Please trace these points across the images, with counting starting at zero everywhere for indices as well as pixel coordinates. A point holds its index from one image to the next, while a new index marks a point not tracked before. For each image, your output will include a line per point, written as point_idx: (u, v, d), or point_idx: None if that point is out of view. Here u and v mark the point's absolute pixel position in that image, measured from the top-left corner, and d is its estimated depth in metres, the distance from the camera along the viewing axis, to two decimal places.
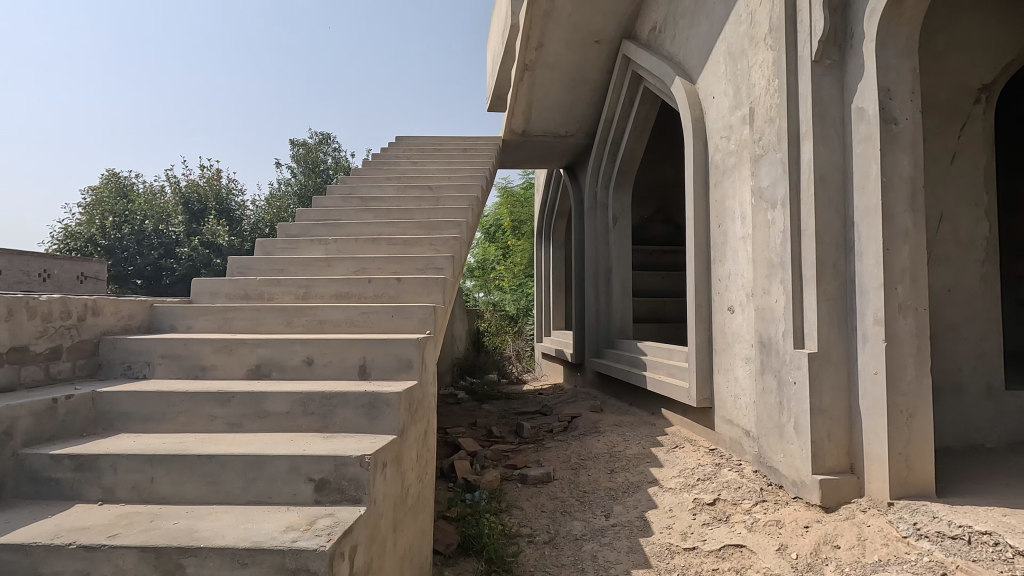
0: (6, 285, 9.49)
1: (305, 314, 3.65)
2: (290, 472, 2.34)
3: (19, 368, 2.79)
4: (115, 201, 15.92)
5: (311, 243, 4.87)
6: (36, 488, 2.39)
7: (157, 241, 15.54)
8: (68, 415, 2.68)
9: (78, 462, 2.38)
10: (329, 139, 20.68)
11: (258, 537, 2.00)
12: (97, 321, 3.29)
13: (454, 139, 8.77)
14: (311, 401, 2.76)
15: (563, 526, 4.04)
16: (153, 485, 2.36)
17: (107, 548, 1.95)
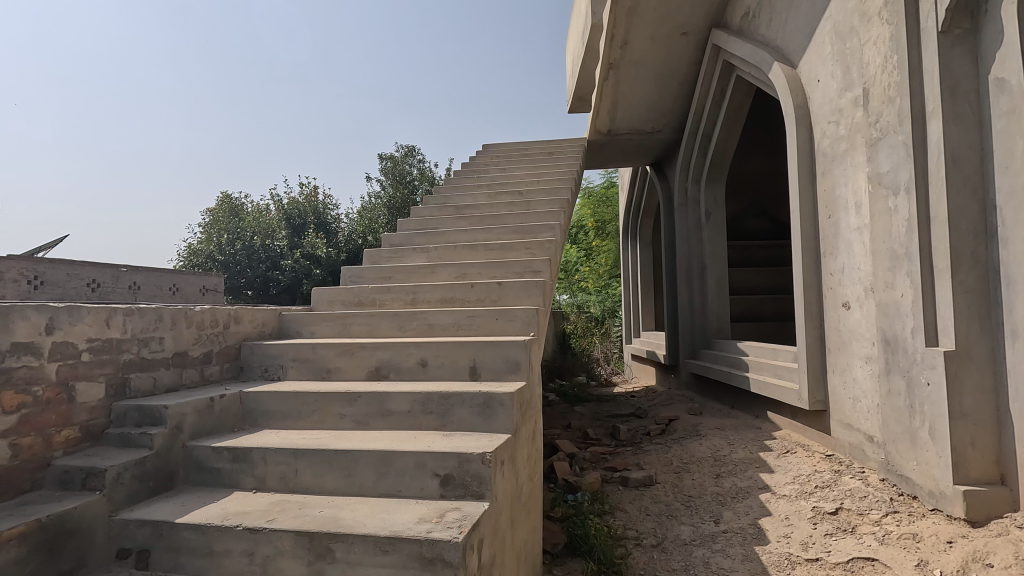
0: (144, 298, 10.78)
1: (415, 319, 3.86)
2: (417, 467, 2.49)
3: (182, 371, 3.18)
4: (229, 219, 17.59)
5: (413, 252, 5.13)
6: (202, 476, 2.72)
7: (265, 255, 16.92)
8: (222, 412, 3.01)
9: (235, 454, 2.67)
10: (414, 151, 21.53)
11: (396, 526, 2.15)
12: (239, 329, 3.68)
13: (538, 143, 8.86)
14: (430, 401, 2.92)
15: (670, 530, 3.96)
16: (297, 476, 2.60)
17: (268, 531, 2.17)
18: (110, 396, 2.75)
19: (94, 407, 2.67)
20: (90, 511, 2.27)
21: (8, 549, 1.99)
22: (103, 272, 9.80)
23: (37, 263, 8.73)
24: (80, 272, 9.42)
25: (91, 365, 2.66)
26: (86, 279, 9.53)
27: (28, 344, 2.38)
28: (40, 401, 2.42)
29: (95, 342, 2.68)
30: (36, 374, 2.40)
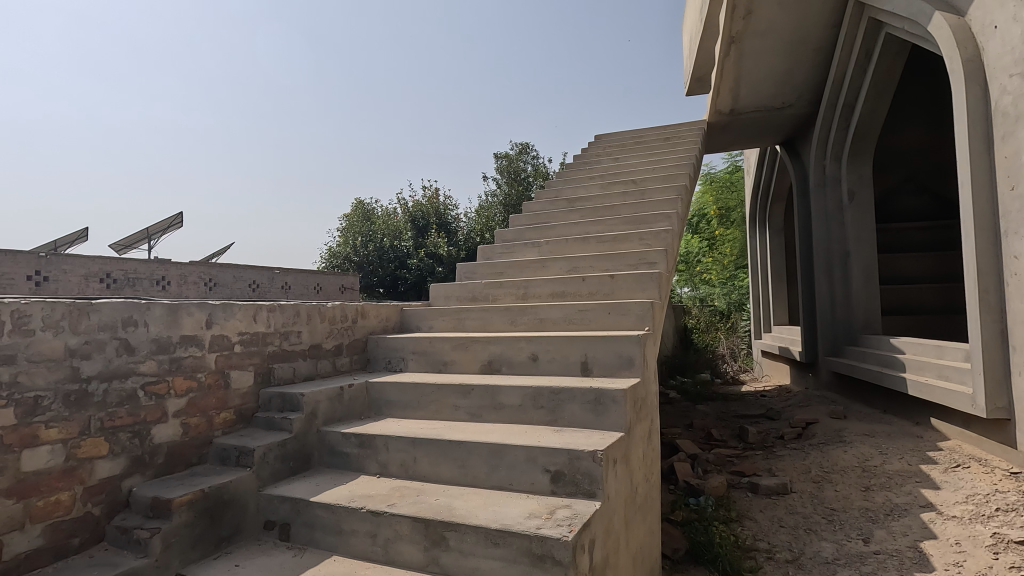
0: (295, 296, 12.05)
1: (527, 313, 3.86)
2: (528, 461, 2.48)
3: (317, 362, 3.48)
4: (361, 222, 18.93)
5: (525, 247, 5.16)
6: (334, 459, 2.95)
7: (394, 255, 17.95)
8: (351, 401, 3.25)
9: (361, 440, 2.86)
10: (529, 148, 21.83)
11: (507, 520, 2.15)
12: (365, 323, 3.94)
13: (653, 129, 8.48)
14: (540, 396, 2.90)
15: (809, 545, 3.57)
16: (416, 464, 2.72)
17: (388, 514, 2.29)
18: (258, 383, 3.09)
19: (246, 393, 3.01)
20: (242, 485, 2.57)
21: (179, 513, 2.30)
22: (261, 274, 11.17)
23: (211, 267, 10.12)
24: (243, 274, 10.82)
25: (242, 356, 3.00)
26: (248, 281, 10.91)
27: (193, 337, 2.74)
28: (203, 386, 2.78)
29: (245, 335, 3.02)
30: (199, 363, 2.76)
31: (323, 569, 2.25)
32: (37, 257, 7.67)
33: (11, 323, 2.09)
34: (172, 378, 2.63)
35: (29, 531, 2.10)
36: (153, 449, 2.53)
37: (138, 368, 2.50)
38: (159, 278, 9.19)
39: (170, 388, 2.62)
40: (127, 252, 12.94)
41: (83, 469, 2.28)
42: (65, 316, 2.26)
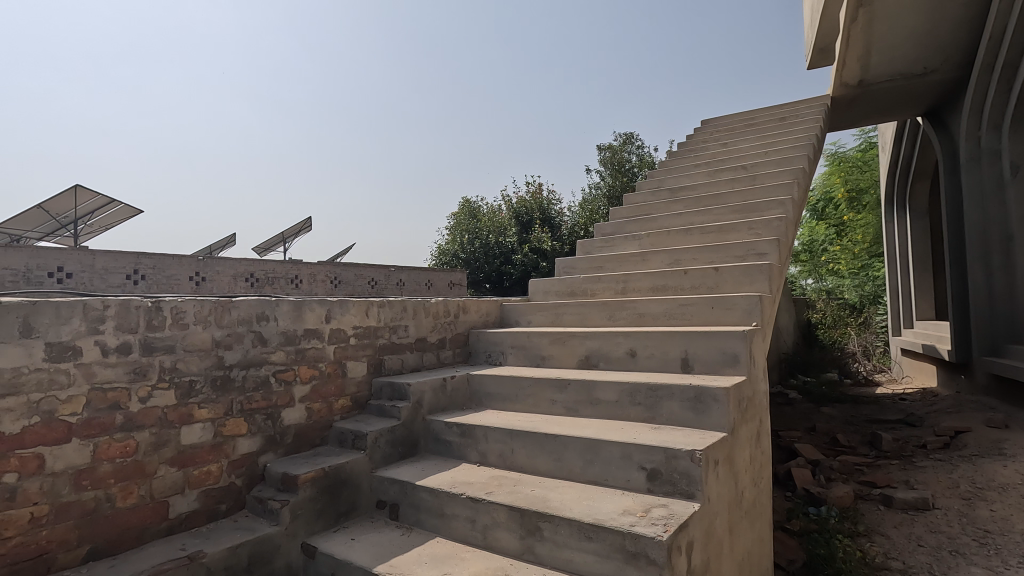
0: (408, 292, 12.81)
1: (625, 308, 3.79)
2: (623, 458, 2.45)
3: (422, 354, 3.70)
4: (468, 220, 19.29)
5: (625, 240, 5.06)
6: (438, 446, 3.12)
7: (499, 251, 18.33)
8: (453, 392, 3.41)
9: (462, 430, 3.00)
10: (633, 138, 21.27)
11: (600, 515, 2.15)
12: (467, 318, 4.11)
13: (767, 109, 7.89)
14: (638, 392, 2.84)
15: (954, 569, 3.16)
16: (513, 455, 2.79)
17: (486, 502, 2.38)
18: (371, 373, 3.35)
19: (360, 382, 3.28)
20: (357, 466, 2.81)
21: (304, 488, 2.57)
22: (378, 271, 12.01)
23: (335, 267, 11.05)
24: (363, 272, 11.69)
25: (356, 348, 3.27)
26: (367, 278, 11.78)
27: (315, 330, 3.04)
28: (323, 374, 3.07)
29: (359, 329, 3.29)
30: (320, 354, 3.05)
31: (427, 549, 2.39)
32: (195, 261, 8.81)
33: (171, 318, 2.46)
34: (297, 367, 2.94)
35: (187, 495, 2.47)
36: (282, 429, 2.85)
37: (270, 357, 2.82)
38: (293, 277, 10.29)
39: (296, 376, 2.93)
40: (266, 254, 14.47)
41: (227, 444, 2.62)
42: (212, 312, 2.60)
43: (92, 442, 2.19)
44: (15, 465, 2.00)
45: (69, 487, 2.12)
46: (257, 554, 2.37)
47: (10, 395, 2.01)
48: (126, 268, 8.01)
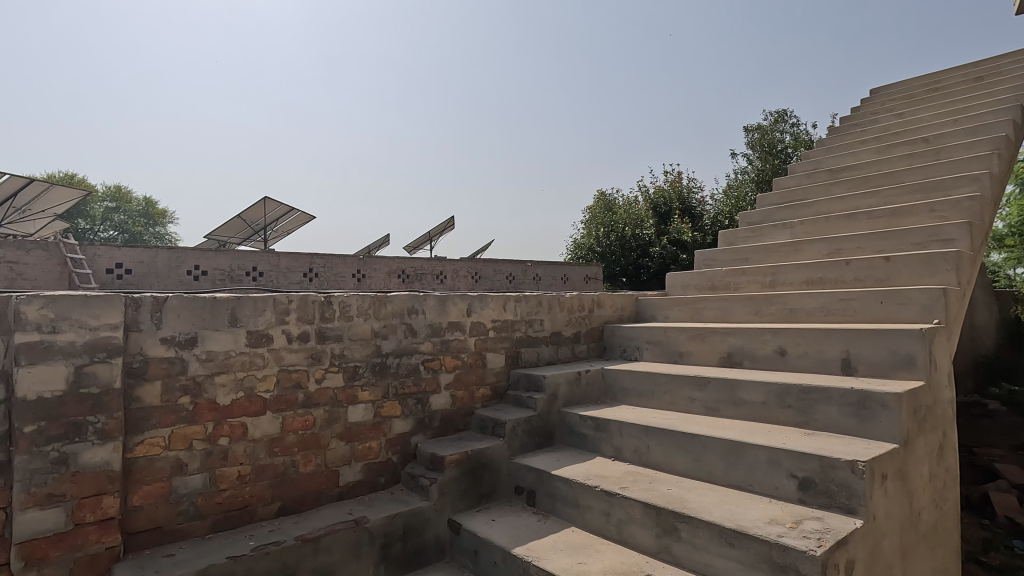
0: (544, 286, 13.05)
1: (774, 303, 3.51)
2: (770, 464, 2.28)
3: (557, 348, 3.78)
4: (604, 214, 18.90)
5: (775, 229, 4.66)
6: (572, 438, 3.17)
7: (636, 243, 17.65)
8: (588, 385, 3.44)
9: (597, 423, 3.02)
10: (786, 115, 19.41)
11: (743, 522, 2.04)
12: (602, 312, 4.11)
13: (957, 68, 6.71)
14: (788, 394, 2.63)
15: None
16: (649, 452, 2.74)
17: (620, 497, 2.38)
18: (509, 364, 3.51)
19: (499, 372, 3.45)
20: (497, 452, 2.97)
21: (450, 469, 2.79)
22: (516, 266, 12.40)
23: (475, 263, 11.66)
24: (501, 267, 12.15)
25: (495, 340, 3.45)
26: (505, 273, 12.23)
27: (458, 323, 3.26)
28: (466, 364, 3.29)
29: (497, 322, 3.46)
30: (462, 345, 3.28)
31: (563, 537, 2.46)
32: (356, 260, 9.85)
33: (339, 310, 2.81)
34: (443, 356, 3.18)
35: (353, 466, 2.81)
36: (431, 413, 3.11)
37: (419, 347, 3.10)
38: (438, 273, 11.03)
39: (442, 365, 3.17)
40: (415, 252, 15.69)
41: (385, 424, 2.93)
42: (371, 306, 2.92)
43: (280, 415, 2.60)
44: (227, 431, 2.44)
45: (265, 452, 2.54)
46: (411, 524, 2.63)
47: (223, 373, 2.45)
48: (302, 267, 9.24)
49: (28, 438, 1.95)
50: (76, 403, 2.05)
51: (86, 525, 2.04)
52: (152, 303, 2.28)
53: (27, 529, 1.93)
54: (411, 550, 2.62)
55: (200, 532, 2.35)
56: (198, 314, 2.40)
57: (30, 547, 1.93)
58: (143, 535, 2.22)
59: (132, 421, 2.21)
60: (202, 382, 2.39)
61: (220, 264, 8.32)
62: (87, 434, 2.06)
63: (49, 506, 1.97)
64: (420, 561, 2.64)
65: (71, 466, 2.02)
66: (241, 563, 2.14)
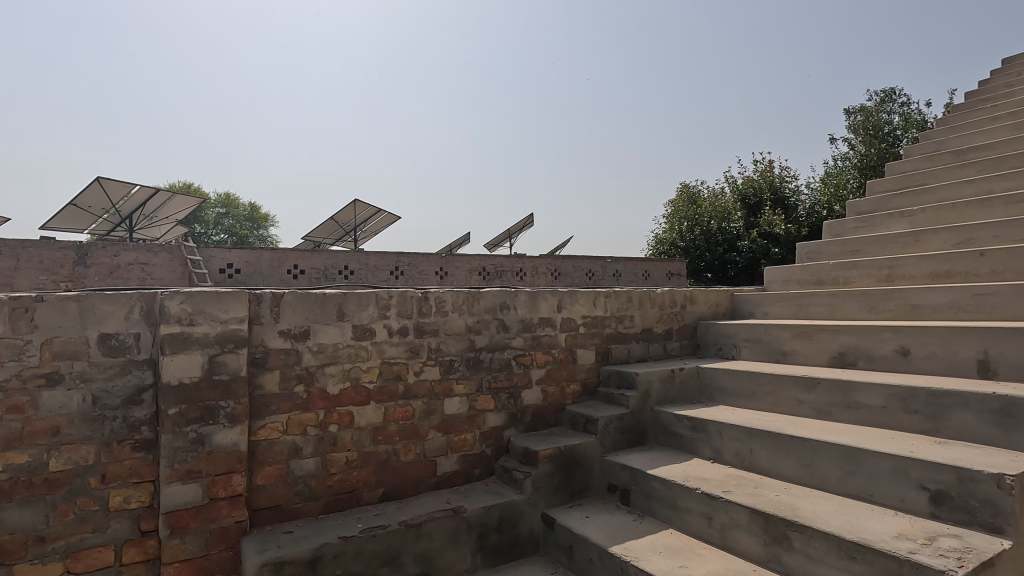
0: (625, 283, 12.75)
1: (892, 299, 3.21)
2: (895, 473, 2.09)
3: (648, 345, 3.69)
4: (688, 207, 17.73)
5: (890, 218, 4.27)
6: (667, 438, 3.08)
7: (722, 237, 16.34)
8: (682, 384, 3.33)
9: (694, 423, 2.91)
10: (895, 94, 17.69)
11: (866, 534, 1.88)
12: (695, 309, 3.96)
13: None
14: (914, 398, 2.39)
15: None
16: (752, 455, 2.60)
17: (724, 500, 2.28)
18: (599, 361, 3.47)
19: (589, 369, 3.42)
20: (589, 449, 2.95)
21: (543, 464, 2.80)
22: (596, 263, 12.23)
23: (555, 260, 11.63)
24: (581, 264, 12.03)
25: (586, 336, 3.42)
26: (584, 270, 12.10)
27: (548, 319, 3.27)
28: (556, 360, 3.29)
29: (587, 318, 3.43)
30: (553, 341, 3.28)
31: (661, 538, 2.39)
32: (439, 258, 10.14)
33: (435, 306, 2.90)
34: (534, 352, 3.20)
35: (450, 457, 2.90)
36: (522, 408, 3.14)
37: (511, 343, 3.13)
38: (517, 271, 11.12)
39: (533, 361, 3.20)
40: (495, 249, 15.90)
41: (479, 417, 3.00)
42: (465, 302, 2.99)
43: (383, 405, 2.73)
44: (336, 419, 2.60)
45: (370, 440, 2.68)
46: (506, 516, 2.67)
47: (332, 364, 2.61)
48: (388, 266, 9.65)
49: (172, 419, 2.18)
50: (210, 389, 2.26)
51: (219, 500, 2.25)
52: (271, 299, 2.48)
53: (172, 501, 2.16)
54: (507, 541, 2.66)
55: (314, 512, 2.52)
56: (310, 309, 2.57)
57: (175, 516, 2.16)
58: (266, 512, 2.41)
59: (256, 407, 2.41)
60: (313, 373, 2.56)
61: (316, 263, 8.89)
62: (219, 417, 2.27)
63: (188, 481, 2.19)
64: (515, 553, 2.68)
65: (207, 445, 2.23)
66: (351, 544, 2.27)
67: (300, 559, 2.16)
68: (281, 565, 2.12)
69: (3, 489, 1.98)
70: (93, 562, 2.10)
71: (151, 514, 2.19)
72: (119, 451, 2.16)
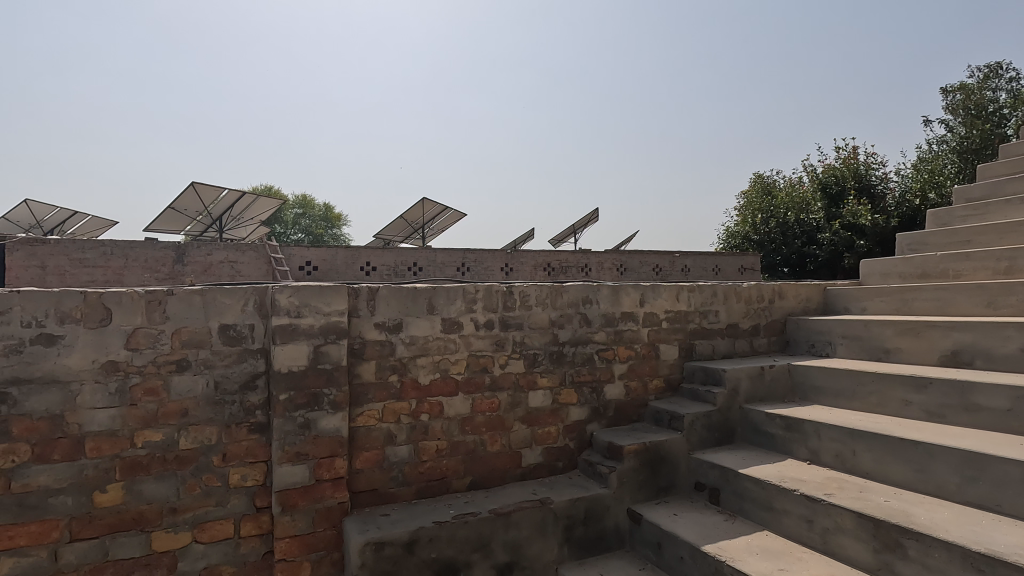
0: (694, 277, 12.31)
1: (1013, 293, 2.93)
2: None
3: (734, 341, 3.57)
4: (763, 199, 16.74)
5: (1006, 205, 3.89)
6: (757, 438, 2.98)
7: (801, 230, 15.16)
8: (772, 382, 3.21)
9: (788, 423, 2.79)
10: (1002, 69, 16.04)
11: (995, 546, 1.73)
12: (784, 304, 3.79)
13: None
14: None
15: None
16: (855, 458, 2.46)
17: (827, 504, 2.18)
18: (682, 357, 3.40)
19: (672, 365, 3.36)
20: (675, 446, 2.90)
21: (629, 459, 2.78)
22: (663, 257, 11.92)
23: (621, 254, 11.45)
24: (648, 259, 11.77)
25: (669, 331, 3.36)
26: (651, 265, 11.82)
27: (631, 313, 3.24)
28: (639, 355, 3.25)
29: (670, 313, 3.37)
30: (635, 336, 3.25)
31: (756, 540, 2.32)
32: (505, 254, 10.24)
33: (519, 300, 2.94)
34: (616, 347, 3.19)
35: (534, 449, 2.94)
36: (605, 402, 3.13)
37: (594, 337, 3.13)
38: (582, 266, 11.02)
39: (616, 355, 3.18)
40: (560, 245, 15.84)
41: (563, 411, 3.02)
42: (549, 296, 3.02)
43: (471, 397, 2.80)
44: (427, 408, 2.70)
45: (458, 430, 2.76)
46: (592, 510, 2.67)
47: (423, 356, 2.71)
48: (456, 262, 9.85)
49: (282, 404, 2.34)
50: (315, 377, 2.41)
51: (323, 482, 2.39)
52: (368, 293, 2.60)
53: (283, 480, 2.32)
54: (593, 535, 2.67)
55: (407, 497, 2.63)
56: (403, 302, 2.68)
57: (286, 495, 2.32)
58: (364, 495, 2.55)
59: (355, 395, 2.55)
60: (406, 363, 2.67)
61: (387, 260, 9.21)
62: (324, 404, 2.42)
63: (297, 462, 2.35)
64: (601, 547, 2.68)
65: (313, 429, 2.38)
66: (444, 529, 2.36)
67: (399, 541, 2.26)
68: (381, 545, 2.23)
69: (143, 462, 2.20)
70: (216, 534, 2.29)
71: (264, 492, 2.37)
72: (237, 432, 2.35)
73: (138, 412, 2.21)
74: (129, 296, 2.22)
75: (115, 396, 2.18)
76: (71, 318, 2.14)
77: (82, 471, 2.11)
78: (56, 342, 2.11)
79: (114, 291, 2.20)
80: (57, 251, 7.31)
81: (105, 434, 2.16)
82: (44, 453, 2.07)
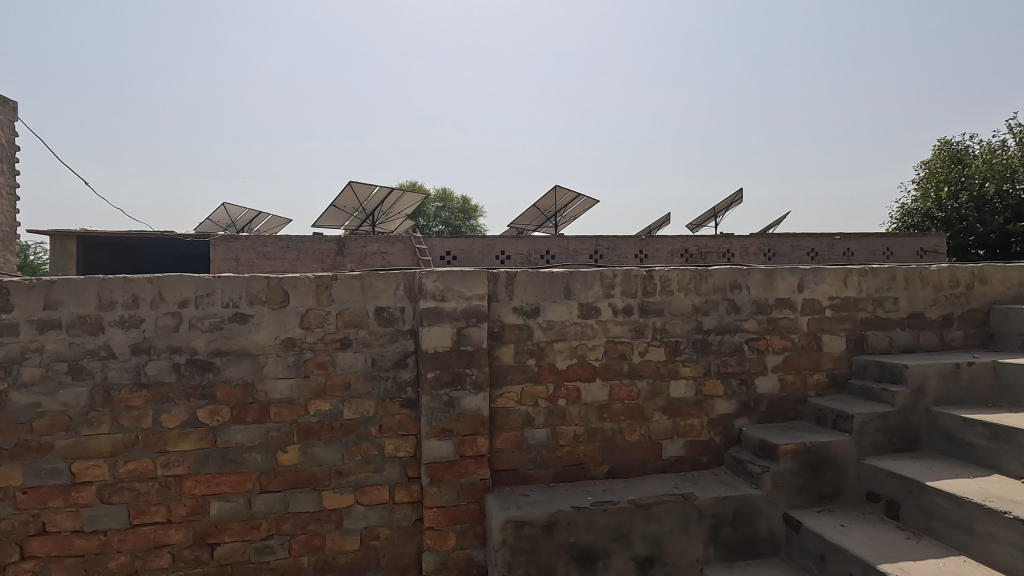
0: (859, 261, 10.83)
1: None
2: None
3: (918, 333, 3.08)
4: (951, 169, 14.19)
5: None
6: (950, 447, 2.54)
7: (1003, 203, 12.56)
8: (971, 382, 2.70)
9: (994, 432, 2.32)
10: None
11: None
12: (986, 290, 3.17)
13: None
14: None
15: None
16: None
17: None
18: (851, 350, 3.00)
19: (838, 358, 2.98)
20: (842, 449, 2.57)
21: (786, 459, 2.53)
22: (820, 240, 10.68)
23: (769, 238, 10.48)
24: (801, 242, 10.62)
25: (833, 320, 2.99)
26: (806, 249, 10.66)
27: (787, 300, 2.93)
28: (797, 346, 2.94)
29: (836, 300, 2.99)
30: (792, 325, 2.93)
31: (950, 566, 1.97)
32: (639, 240, 9.91)
33: (660, 284, 2.80)
34: (770, 336, 2.91)
35: (676, 442, 2.80)
36: (756, 397, 2.88)
37: (743, 325, 2.89)
38: (723, 252, 10.30)
39: (769, 345, 2.90)
40: (699, 229, 14.92)
41: (707, 403, 2.83)
42: (692, 280, 2.84)
43: (609, 383, 2.74)
44: (565, 393, 2.69)
45: (596, 416, 2.72)
46: (742, 510, 2.47)
47: (560, 340, 2.70)
48: (589, 250, 9.75)
49: (430, 382, 2.49)
50: (458, 358, 2.52)
51: (466, 458, 2.50)
52: (506, 278, 2.65)
53: (430, 453, 2.47)
54: (744, 538, 2.47)
55: (545, 479, 2.66)
56: (540, 287, 2.69)
57: (433, 467, 2.47)
58: (504, 474, 2.63)
59: (496, 376, 2.63)
60: (544, 348, 2.68)
61: (521, 249, 9.41)
62: (466, 383, 2.52)
63: (443, 437, 2.48)
64: (753, 552, 2.48)
65: (457, 407, 2.50)
66: (582, 515, 2.34)
67: (537, 521, 2.29)
68: (521, 524, 2.27)
69: (315, 428, 2.48)
70: (374, 497, 2.51)
71: (415, 463, 2.54)
72: (391, 406, 2.54)
73: (311, 384, 2.49)
74: (303, 281, 2.50)
75: (292, 369, 2.48)
76: (258, 300, 2.47)
77: (268, 432, 2.44)
78: (247, 321, 2.45)
79: (291, 277, 2.49)
80: (247, 245, 8.56)
81: (285, 401, 2.46)
82: (240, 414, 2.42)
